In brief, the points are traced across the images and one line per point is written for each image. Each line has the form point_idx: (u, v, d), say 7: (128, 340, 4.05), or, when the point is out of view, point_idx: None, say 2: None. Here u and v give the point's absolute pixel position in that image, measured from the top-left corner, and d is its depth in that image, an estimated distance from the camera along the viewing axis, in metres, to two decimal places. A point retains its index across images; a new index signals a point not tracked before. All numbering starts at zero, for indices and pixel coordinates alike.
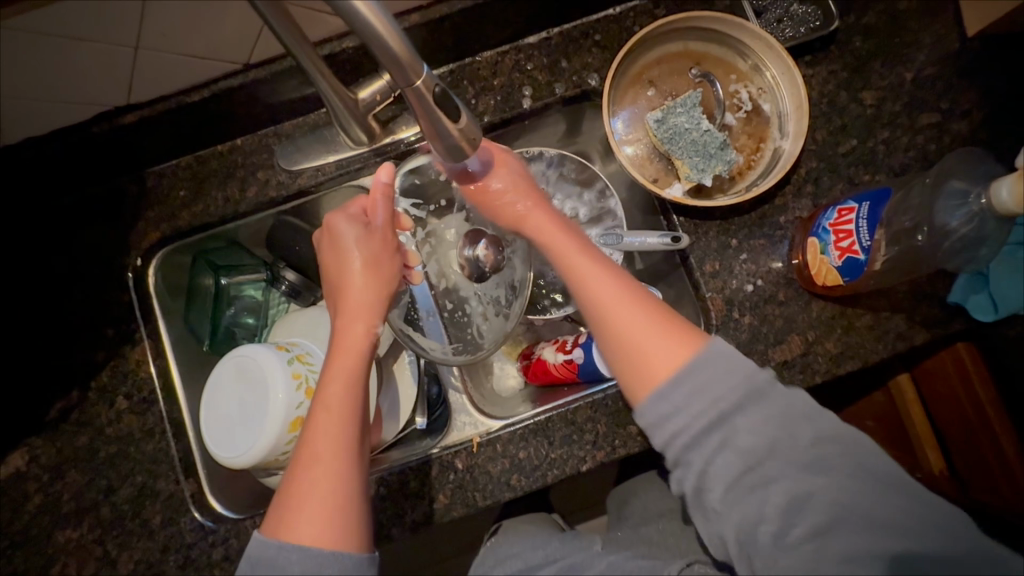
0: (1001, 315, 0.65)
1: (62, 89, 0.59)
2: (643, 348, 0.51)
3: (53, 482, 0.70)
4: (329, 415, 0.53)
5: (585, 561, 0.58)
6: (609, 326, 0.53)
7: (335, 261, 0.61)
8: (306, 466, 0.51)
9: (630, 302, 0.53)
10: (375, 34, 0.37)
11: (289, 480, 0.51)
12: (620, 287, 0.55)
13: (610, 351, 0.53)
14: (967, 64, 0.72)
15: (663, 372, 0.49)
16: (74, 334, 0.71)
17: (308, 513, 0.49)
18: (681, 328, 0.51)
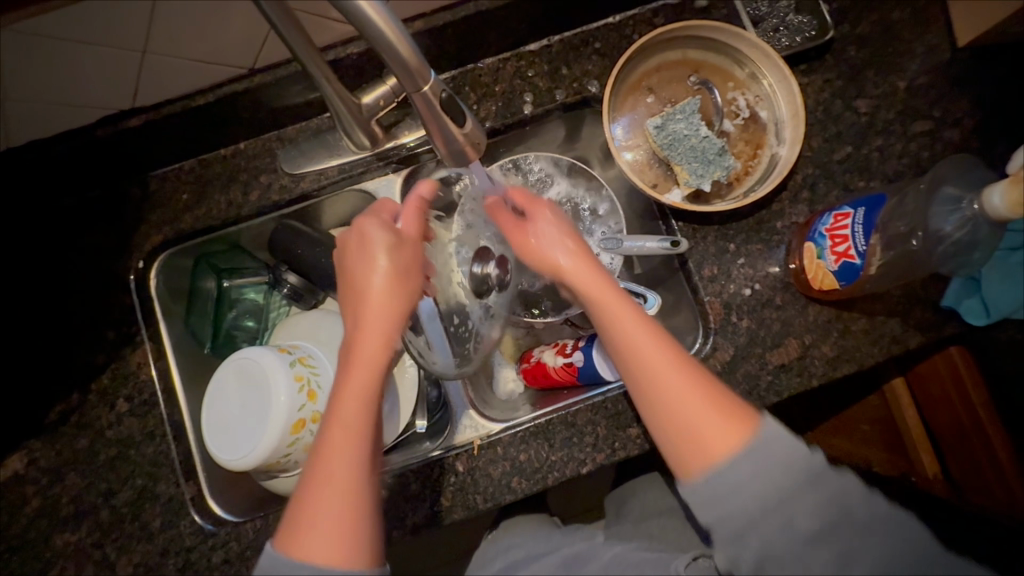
0: (993, 319, 0.66)
1: (69, 92, 0.59)
2: (697, 432, 0.48)
3: (53, 486, 0.70)
4: (344, 434, 0.52)
5: (591, 552, 0.59)
6: (656, 403, 0.50)
7: (356, 262, 0.58)
8: (319, 487, 0.50)
9: (677, 377, 0.49)
10: (386, 41, 0.38)
11: (301, 497, 0.51)
12: (665, 359, 0.50)
13: (648, 409, 0.50)
14: (959, 73, 0.73)
15: (720, 454, 0.47)
16: (74, 336, 0.71)
17: (320, 536, 0.49)
18: (733, 404, 0.49)
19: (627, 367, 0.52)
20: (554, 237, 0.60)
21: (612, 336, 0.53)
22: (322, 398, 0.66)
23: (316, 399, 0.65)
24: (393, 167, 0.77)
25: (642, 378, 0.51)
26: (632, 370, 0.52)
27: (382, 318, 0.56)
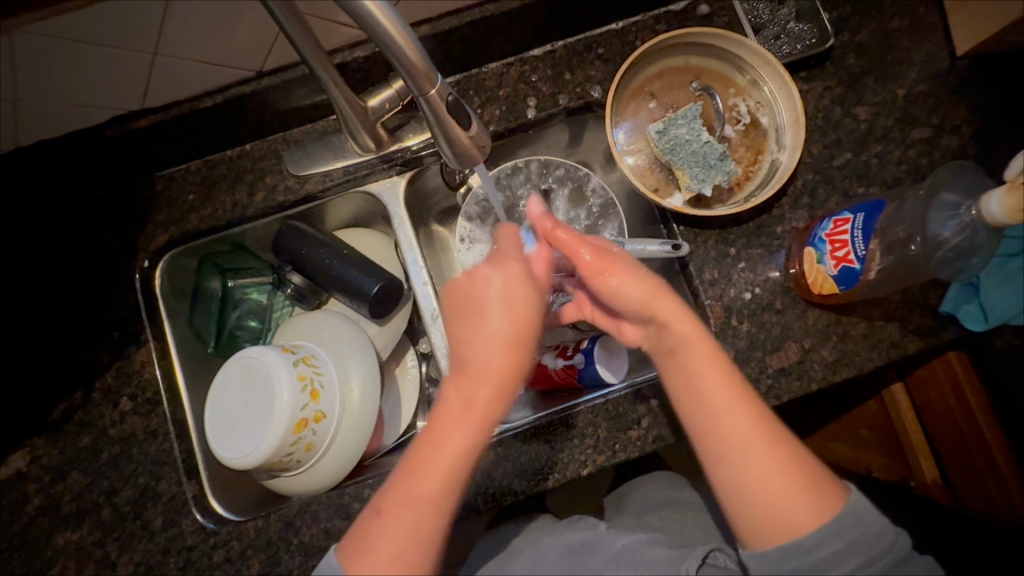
0: (991, 324, 0.67)
1: (80, 93, 0.60)
2: (777, 504, 0.50)
3: (55, 484, 0.70)
4: (435, 477, 0.51)
5: (598, 542, 0.60)
6: (738, 467, 0.51)
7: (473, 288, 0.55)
8: (397, 516, 0.51)
9: (764, 450, 0.51)
10: (396, 46, 0.39)
11: (371, 519, 0.51)
12: (756, 429, 0.52)
13: (737, 469, 0.51)
14: (957, 82, 0.74)
15: (797, 530, 0.49)
16: (79, 334, 0.72)
17: (380, 564, 0.50)
18: (820, 483, 0.50)
19: (725, 429, 0.52)
20: (638, 288, 0.56)
21: (702, 392, 0.54)
22: (324, 398, 0.66)
23: (318, 399, 0.66)
24: (396, 170, 0.76)
25: (728, 443, 0.52)
26: (720, 430, 0.52)
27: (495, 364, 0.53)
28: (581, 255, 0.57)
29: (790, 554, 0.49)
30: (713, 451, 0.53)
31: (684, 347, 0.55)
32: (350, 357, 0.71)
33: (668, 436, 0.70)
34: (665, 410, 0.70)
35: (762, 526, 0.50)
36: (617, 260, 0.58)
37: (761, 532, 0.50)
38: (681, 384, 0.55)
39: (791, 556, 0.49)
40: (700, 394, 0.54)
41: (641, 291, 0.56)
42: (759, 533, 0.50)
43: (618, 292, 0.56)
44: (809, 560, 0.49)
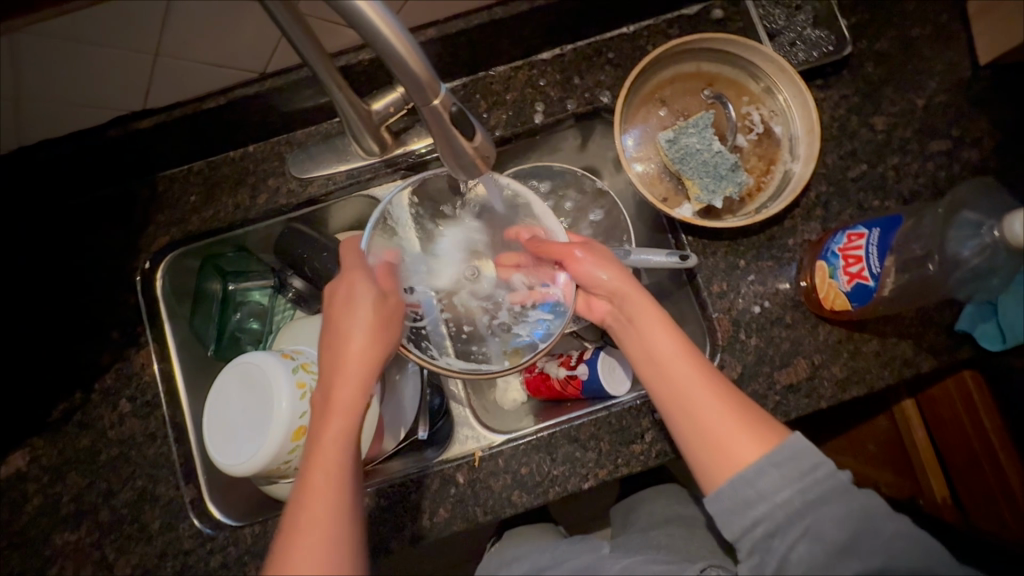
0: (1008, 345, 0.64)
1: (81, 94, 0.59)
2: (723, 444, 0.52)
3: (53, 484, 0.70)
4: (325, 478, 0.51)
5: (599, 563, 0.59)
6: (689, 417, 0.54)
7: (336, 315, 0.58)
8: (301, 536, 0.49)
9: (713, 397, 0.54)
10: (394, 54, 0.37)
11: (280, 541, 0.49)
12: (700, 381, 0.55)
13: (685, 433, 0.55)
14: (979, 92, 0.72)
15: (741, 463, 0.51)
16: (79, 335, 0.71)
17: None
18: (762, 422, 0.53)
19: (662, 392, 0.56)
20: (606, 273, 0.64)
21: (656, 363, 0.58)
22: None
23: None
24: (400, 173, 0.76)
25: (678, 400, 0.55)
26: (669, 391, 0.56)
27: (354, 361, 0.56)
28: (574, 254, 0.66)
29: (738, 486, 0.51)
30: (671, 411, 0.56)
31: (641, 329, 0.60)
32: None
33: (673, 451, 0.68)
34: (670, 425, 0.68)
35: (713, 469, 0.52)
36: (587, 245, 0.66)
37: (714, 474, 0.52)
38: (641, 365, 0.59)
39: (737, 487, 0.51)
40: (661, 366, 0.57)
41: (606, 268, 0.64)
42: (715, 477, 0.52)
43: (585, 277, 0.65)
44: (752, 489, 0.50)
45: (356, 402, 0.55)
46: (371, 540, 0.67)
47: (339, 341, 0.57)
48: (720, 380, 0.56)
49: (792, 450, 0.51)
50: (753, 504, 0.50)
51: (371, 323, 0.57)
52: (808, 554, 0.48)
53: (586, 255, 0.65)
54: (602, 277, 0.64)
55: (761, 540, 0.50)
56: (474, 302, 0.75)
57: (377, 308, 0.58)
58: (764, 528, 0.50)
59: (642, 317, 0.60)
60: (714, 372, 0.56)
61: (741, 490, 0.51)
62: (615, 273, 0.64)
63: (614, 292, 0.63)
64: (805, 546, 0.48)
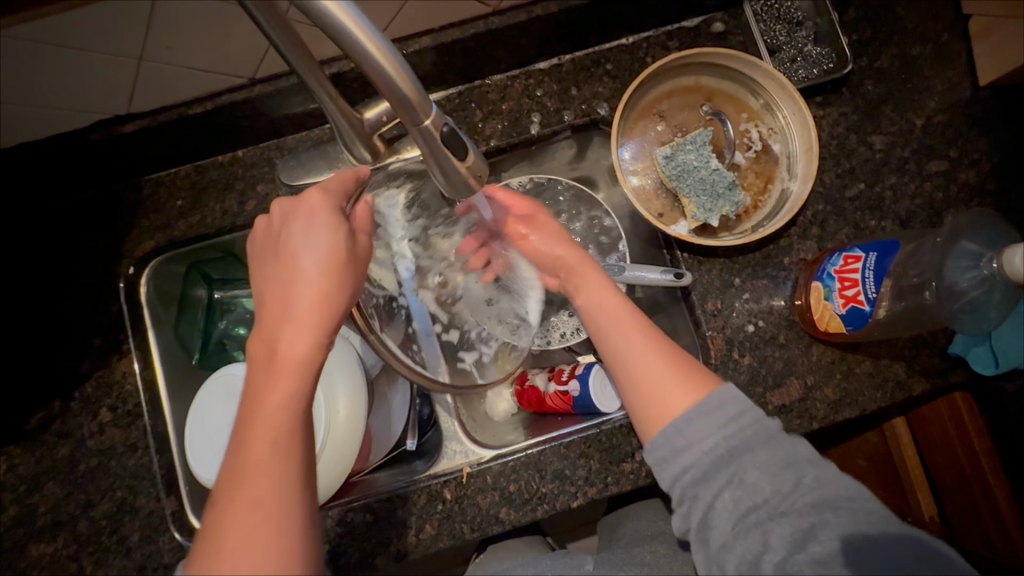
0: (1001, 369, 0.64)
1: (62, 97, 0.58)
2: (653, 391, 0.53)
3: (31, 494, 0.68)
4: (270, 438, 0.44)
5: None
6: (626, 371, 0.56)
7: (291, 245, 0.49)
8: (241, 506, 0.42)
9: (652, 354, 0.55)
10: (380, 71, 0.36)
11: (216, 509, 0.43)
12: (637, 335, 0.57)
13: (625, 390, 0.56)
14: (978, 113, 0.71)
15: (674, 414, 0.51)
16: (60, 342, 0.70)
17: (237, 555, 0.41)
18: (696, 374, 0.54)
19: (606, 351, 0.59)
20: (559, 249, 0.67)
21: (606, 329, 0.59)
22: None
23: None
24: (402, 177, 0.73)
25: (619, 356, 0.57)
26: (618, 353, 0.57)
27: (312, 304, 0.48)
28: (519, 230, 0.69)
29: (670, 436, 0.51)
30: (614, 370, 0.57)
31: (593, 303, 0.62)
32: (337, 375, 0.69)
33: None
34: None
35: (647, 424, 0.53)
36: (543, 224, 0.69)
37: (646, 423, 0.53)
38: (603, 340, 0.59)
39: (669, 437, 0.51)
40: (603, 333, 0.60)
41: (556, 244, 0.67)
42: (648, 428, 0.53)
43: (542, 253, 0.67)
44: (683, 438, 0.50)
45: (304, 356, 0.47)
46: (355, 555, 0.66)
47: (290, 284, 0.49)
48: (658, 335, 0.58)
49: (722, 395, 0.51)
50: (681, 453, 0.50)
51: (327, 262, 0.49)
52: (732, 502, 0.47)
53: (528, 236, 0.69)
54: (540, 245, 0.68)
55: (688, 487, 0.49)
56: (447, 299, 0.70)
57: (336, 248, 0.49)
58: (692, 475, 0.49)
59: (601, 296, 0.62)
60: (651, 328, 0.58)
61: (671, 439, 0.51)
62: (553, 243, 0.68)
63: (572, 269, 0.66)
64: (729, 494, 0.47)
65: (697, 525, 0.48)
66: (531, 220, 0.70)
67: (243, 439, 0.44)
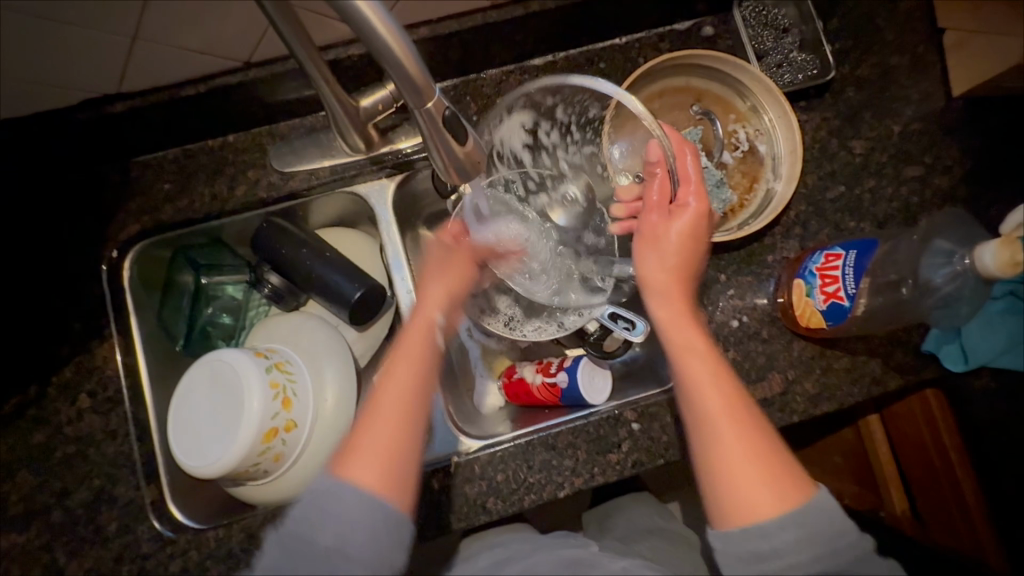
0: (970, 366, 0.68)
1: (51, 73, 0.56)
2: (743, 488, 0.48)
3: (2, 483, 0.66)
4: (403, 378, 0.57)
5: (595, 560, 0.57)
6: (710, 444, 0.50)
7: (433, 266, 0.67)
8: (376, 422, 0.54)
9: (747, 444, 0.49)
10: (390, 53, 0.36)
11: (358, 424, 0.55)
12: (732, 408, 0.51)
13: (707, 470, 0.50)
14: (951, 122, 0.75)
15: (759, 514, 0.47)
16: (37, 326, 0.68)
17: (370, 460, 0.52)
18: (792, 477, 0.48)
19: (693, 417, 0.52)
20: (658, 273, 0.59)
21: (697, 385, 0.52)
22: (297, 407, 0.64)
23: (290, 407, 0.63)
24: (385, 172, 0.74)
25: (706, 424, 0.51)
26: (703, 420, 0.51)
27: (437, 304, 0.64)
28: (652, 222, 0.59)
29: (752, 536, 0.47)
30: (695, 439, 0.52)
31: (692, 347, 0.55)
32: (325, 361, 0.69)
33: (648, 462, 0.69)
34: (646, 435, 0.69)
35: (726, 509, 0.48)
36: (675, 219, 0.58)
37: (722, 512, 0.48)
38: (692, 392, 0.52)
39: (752, 539, 0.47)
40: (695, 390, 0.52)
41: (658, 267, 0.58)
42: (726, 518, 0.48)
43: (642, 274, 0.59)
44: (767, 543, 0.46)
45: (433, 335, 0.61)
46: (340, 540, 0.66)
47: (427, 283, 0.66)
48: (755, 416, 0.51)
49: (821, 505, 0.47)
50: (766, 560, 0.46)
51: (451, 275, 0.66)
52: None
53: (646, 240, 0.60)
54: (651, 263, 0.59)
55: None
56: (561, 209, 0.76)
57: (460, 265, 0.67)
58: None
59: (684, 338, 0.55)
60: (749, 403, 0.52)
61: (754, 541, 0.47)
62: (669, 259, 0.58)
63: (654, 289, 0.58)
64: None
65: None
66: (677, 223, 0.58)
67: (385, 386, 0.56)
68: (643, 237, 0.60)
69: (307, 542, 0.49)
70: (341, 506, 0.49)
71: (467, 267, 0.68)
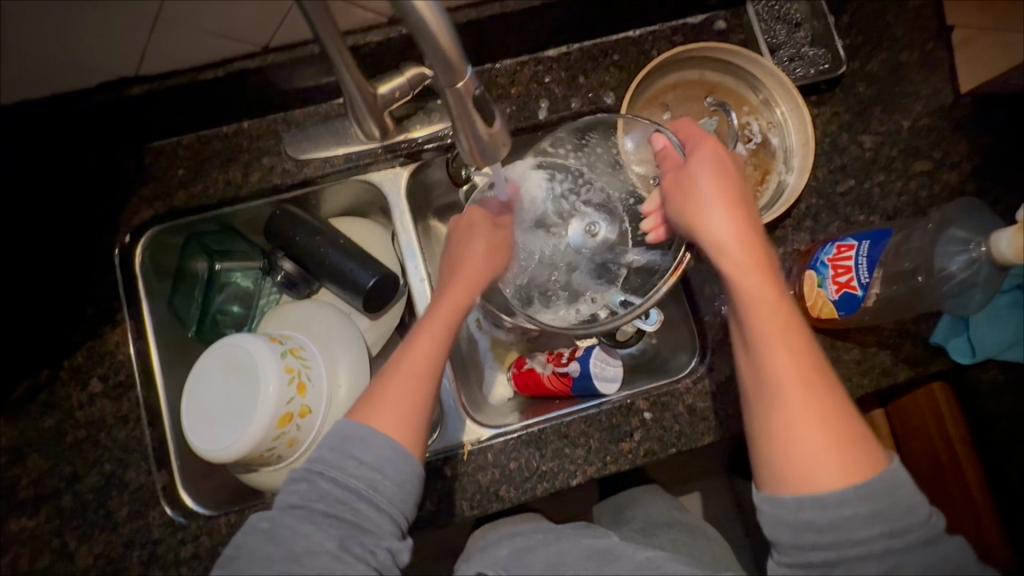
0: (978, 358, 0.68)
1: (72, 54, 0.56)
2: (805, 459, 0.48)
3: (12, 467, 0.65)
4: (431, 339, 0.58)
5: (620, 550, 0.57)
6: (773, 410, 0.50)
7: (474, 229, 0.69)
8: (401, 375, 0.56)
9: (811, 411, 0.49)
10: (427, 31, 0.36)
11: (383, 375, 0.57)
12: (803, 377, 0.50)
13: (768, 434, 0.50)
14: (959, 118, 0.76)
15: (819, 486, 0.47)
16: (49, 310, 0.68)
17: (395, 411, 0.54)
18: (858, 449, 0.48)
19: (754, 377, 0.52)
20: (727, 227, 0.55)
21: (765, 344, 0.51)
22: (311, 393, 0.64)
23: (305, 393, 0.63)
24: (400, 161, 0.74)
25: (771, 389, 0.50)
26: (767, 384, 0.51)
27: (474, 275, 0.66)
28: (700, 178, 0.57)
29: (806, 507, 0.47)
30: (754, 404, 0.52)
31: (762, 308, 0.52)
32: (338, 350, 0.69)
33: (660, 451, 0.69)
34: (659, 425, 0.69)
35: (783, 475, 0.49)
36: (701, 166, 0.58)
37: (778, 480, 0.49)
38: (756, 354, 0.52)
39: (807, 509, 0.47)
40: (759, 355, 0.51)
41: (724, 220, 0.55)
42: (781, 483, 0.49)
43: (699, 227, 0.56)
44: (824, 517, 0.47)
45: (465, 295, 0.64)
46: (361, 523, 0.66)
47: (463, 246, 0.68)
48: (826, 384, 0.50)
49: (888, 484, 0.47)
50: (820, 531, 0.47)
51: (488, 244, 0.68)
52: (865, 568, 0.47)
53: (673, 190, 0.59)
54: (710, 218, 0.56)
55: (816, 565, 0.48)
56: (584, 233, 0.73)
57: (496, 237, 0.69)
58: (824, 555, 0.47)
59: (758, 297, 0.52)
60: (820, 370, 0.51)
61: (809, 510, 0.47)
62: (731, 216, 0.55)
63: (717, 245, 0.55)
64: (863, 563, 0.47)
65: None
66: (719, 181, 0.57)
67: (405, 353, 0.57)
68: (671, 189, 0.60)
69: (337, 483, 0.51)
70: (372, 456, 0.52)
71: (504, 247, 0.70)
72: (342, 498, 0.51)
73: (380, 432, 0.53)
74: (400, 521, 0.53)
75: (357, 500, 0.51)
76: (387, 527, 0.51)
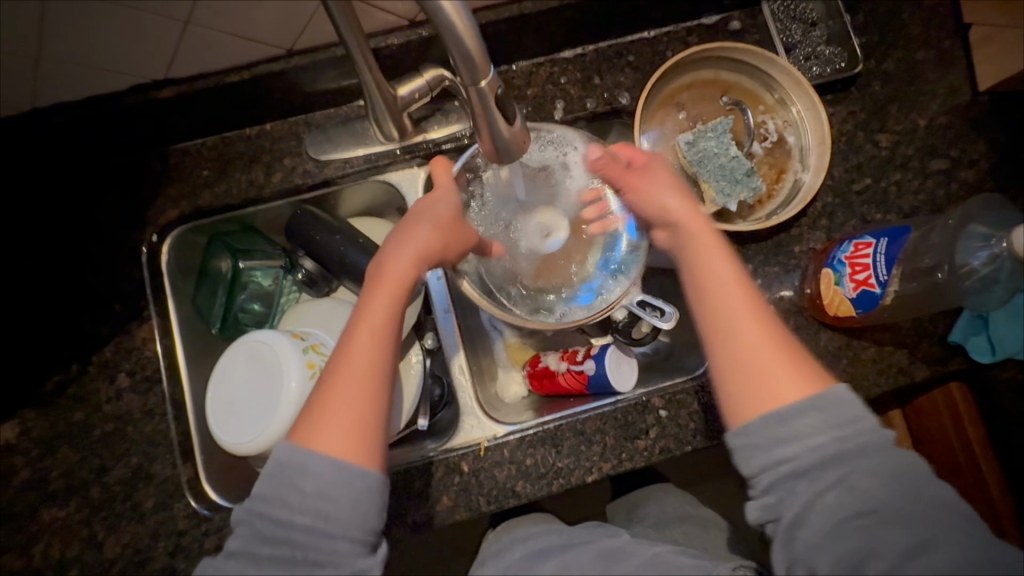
0: (997, 357, 0.68)
1: (105, 57, 0.58)
2: (762, 376, 0.49)
3: (44, 459, 0.67)
4: (369, 339, 0.54)
5: (629, 549, 0.58)
6: (728, 347, 0.52)
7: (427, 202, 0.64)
8: (339, 386, 0.51)
9: (762, 333, 0.51)
10: (453, 31, 0.38)
11: (319, 391, 0.52)
12: (753, 316, 0.53)
13: (725, 367, 0.51)
14: (977, 117, 0.75)
15: (777, 401, 0.48)
16: (78, 307, 0.70)
17: (339, 425, 0.50)
18: (807, 366, 0.50)
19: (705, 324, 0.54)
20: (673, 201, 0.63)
21: (718, 284, 0.55)
22: None
23: None
24: (417, 161, 0.75)
25: (723, 330, 0.53)
26: (720, 327, 0.53)
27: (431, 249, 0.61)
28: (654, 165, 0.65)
29: (772, 423, 0.47)
30: (713, 341, 0.53)
31: (712, 268, 0.56)
32: None
33: (675, 448, 0.69)
34: (675, 422, 0.69)
35: (743, 404, 0.50)
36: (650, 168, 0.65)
37: (740, 409, 0.50)
38: (708, 298, 0.55)
39: (771, 425, 0.47)
40: (711, 300, 0.55)
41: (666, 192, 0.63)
42: (745, 410, 0.49)
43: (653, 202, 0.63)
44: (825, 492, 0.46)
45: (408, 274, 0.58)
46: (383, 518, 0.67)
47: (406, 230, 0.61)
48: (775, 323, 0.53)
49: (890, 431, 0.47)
50: (785, 444, 0.47)
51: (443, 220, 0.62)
52: (836, 502, 0.45)
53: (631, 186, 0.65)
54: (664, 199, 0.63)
55: (784, 480, 0.47)
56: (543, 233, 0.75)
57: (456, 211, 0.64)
58: (790, 468, 0.46)
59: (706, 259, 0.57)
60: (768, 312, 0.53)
61: (773, 428, 0.47)
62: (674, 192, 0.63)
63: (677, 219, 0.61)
64: (835, 494, 0.45)
65: (796, 513, 0.46)
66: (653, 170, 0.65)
67: (344, 359, 0.53)
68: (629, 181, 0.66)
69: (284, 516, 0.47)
70: (315, 485, 0.48)
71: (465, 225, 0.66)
72: (288, 540, 0.47)
73: (321, 456, 0.48)
74: (366, 537, 0.48)
75: (303, 537, 0.47)
76: (348, 550, 0.47)
